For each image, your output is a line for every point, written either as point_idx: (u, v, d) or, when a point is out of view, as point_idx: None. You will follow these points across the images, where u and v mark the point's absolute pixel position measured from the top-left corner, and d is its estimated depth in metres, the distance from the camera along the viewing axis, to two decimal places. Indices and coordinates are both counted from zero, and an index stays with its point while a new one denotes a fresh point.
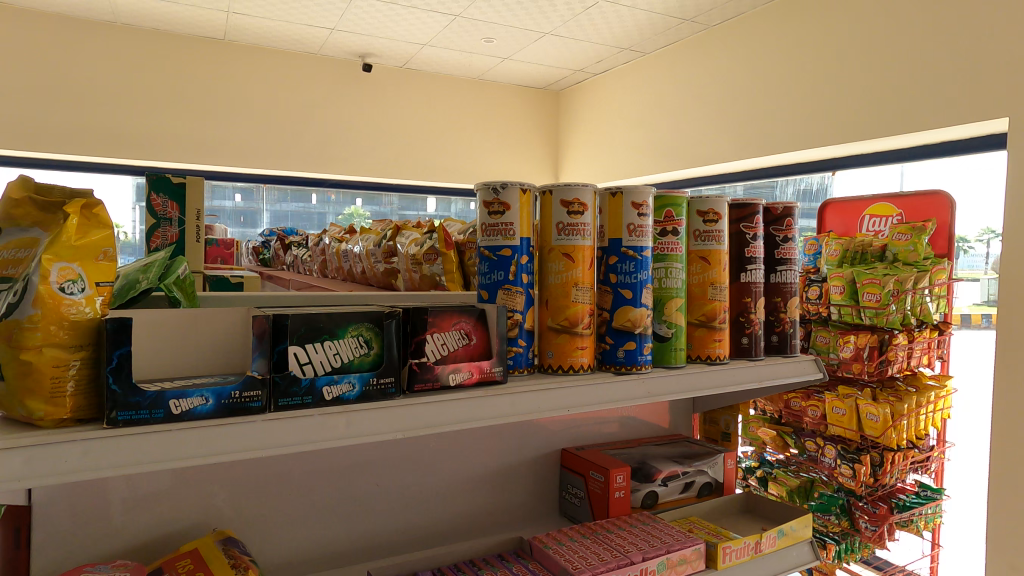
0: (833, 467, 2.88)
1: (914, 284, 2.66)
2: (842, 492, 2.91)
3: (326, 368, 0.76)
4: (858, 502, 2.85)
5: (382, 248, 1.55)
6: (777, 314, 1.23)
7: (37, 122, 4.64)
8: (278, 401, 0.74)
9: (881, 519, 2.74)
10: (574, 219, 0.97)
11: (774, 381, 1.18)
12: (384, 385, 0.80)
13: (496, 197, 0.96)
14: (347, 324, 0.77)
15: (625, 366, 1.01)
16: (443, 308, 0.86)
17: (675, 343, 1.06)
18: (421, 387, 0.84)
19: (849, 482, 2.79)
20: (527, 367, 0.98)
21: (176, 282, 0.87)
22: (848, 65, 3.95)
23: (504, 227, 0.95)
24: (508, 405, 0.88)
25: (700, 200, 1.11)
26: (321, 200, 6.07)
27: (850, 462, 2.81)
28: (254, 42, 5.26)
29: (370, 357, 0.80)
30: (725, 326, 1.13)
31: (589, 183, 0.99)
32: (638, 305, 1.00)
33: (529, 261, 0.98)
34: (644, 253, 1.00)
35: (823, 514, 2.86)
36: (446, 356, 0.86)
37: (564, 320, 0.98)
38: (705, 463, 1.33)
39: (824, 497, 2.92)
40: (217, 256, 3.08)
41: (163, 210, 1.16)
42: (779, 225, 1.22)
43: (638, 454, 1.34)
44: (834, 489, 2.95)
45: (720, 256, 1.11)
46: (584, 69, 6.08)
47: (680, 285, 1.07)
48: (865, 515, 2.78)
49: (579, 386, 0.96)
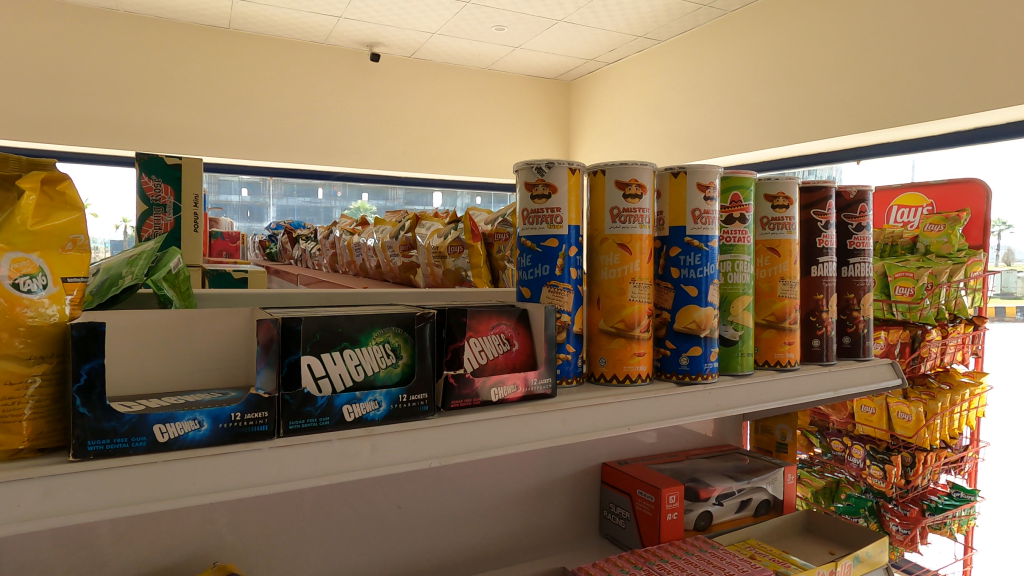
0: (861, 468, 2.69)
1: (950, 277, 2.47)
2: (871, 493, 2.70)
3: (351, 381, 0.63)
4: (887, 504, 2.65)
5: (399, 240, 1.40)
6: (848, 313, 1.08)
7: (38, 113, 4.53)
8: (288, 423, 0.60)
9: (912, 523, 2.55)
10: (631, 203, 0.83)
11: (850, 389, 1.03)
12: (418, 402, 0.67)
13: (541, 178, 0.82)
14: (371, 329, 0.65)
15: (689, 375, 0.87)
16: (482, 309, 0.72)
17: (742, 347, 0.93)
18: (459, 403, 0.70)
19: (879, 484, 2.60)
20: (576, 376, 0.84)
21: (168, 278, 0.74)
22: (874, 49, 3.75)
23: (549, 214, 0.82)
24: (560, 424, 0.75)
25: (769, 183, 0.98)
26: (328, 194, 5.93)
27: (880, 464, 2.61)
28: (258, 30, 5.12)
29: (398, 368, 0.66)
30: (798, 327, 0.98)
31: (648, 162, 0.85)
32: (704, 304, 0.86)
33: (577, 253, 0.84)
34: (711, 243, 0.86)
35: (851, 517, 2.66)
36: (487, 366, 0.73)
37: (619, 322, 0.84)
38: (766, 478, 1.19)
39: (850, 498, 2.73)
40: (223, 249, 2.96)
41: (156, 195, 1.02)
42: (852, 211, 1.07)
43: (687, 469, 1.20)
44: (861, 490, 2.73)
45: (791, 247, 0.97)
46: (597, 58, 5.91)
47: (748, 280, 0.93)
48: (896, 518, 2.59)
49: (638, 400, 0.82)
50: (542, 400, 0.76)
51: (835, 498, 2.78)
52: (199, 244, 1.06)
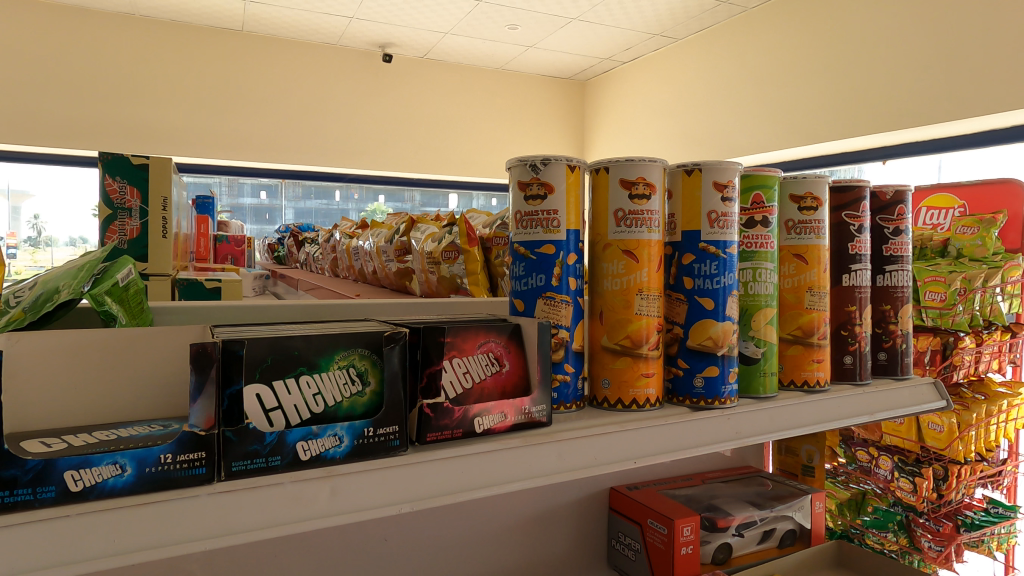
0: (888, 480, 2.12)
1: (985, 281, 2.00)
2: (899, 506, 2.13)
3: (309, 412, 0.55)
4: (918, 518, 2.09)
5: (394, 244, 1.32)
6: (884, 326, 0.97)
7: (56, 117, 4.55)
8: (230, 464, 0.51)
9: (945, 538, 2.01)
10: (638, 205, 0.73)
11: (887, 413, 0.92)
12: (389, 435, 0.57)
13: (535, 176, 0.73)
14: (333, 351, 0.56)
15: (704, 399, 0.77)
16: (468, 326, 0.64)
17: (765, 366, 0.82)
18: (435, 436, 0.60)
19: (907, 497, 2.08)
20: (576, 401, 0.75)
21: (115, 290, 0.66)
22: (901, 44, 3.58)
23: (544, 217, 0.73)
24: (555, 458, 0.65)
25: (796, 182, 0.87)
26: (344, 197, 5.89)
27: (907, 477, 2.10)
28: (271, 32, 5.10)
29: (365, 397, 0.57)
30: (828, 342, 0.88)
31: (658, 158, 0.75)
32: (721, 319, 0.76)
33: (577, 261, 0.75)
34: (729, 250, 0.76)
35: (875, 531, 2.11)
36: (473, 391, 0.63)
37: (624, 339, 0.74)
38: (792, 506, 1.08)
39: (878, 511, 2.17)
40: (228, 253, 2.91)
41: (120, 198, 0.94)
42: (888, 214, 0.97)
43: (704, 495, 1.09)
44: (890, 502, 2.15)
45: (819, 253, 0.87)
46: (613, 56, 5.79)
47: (772, 291, 0.82)
48: (927, 533, 2.03)
49: (646, 428, 0.72)
50: (537, 430, 0.67)
51: (860, 511, 2.22)
52: (171, 251, 0.98)
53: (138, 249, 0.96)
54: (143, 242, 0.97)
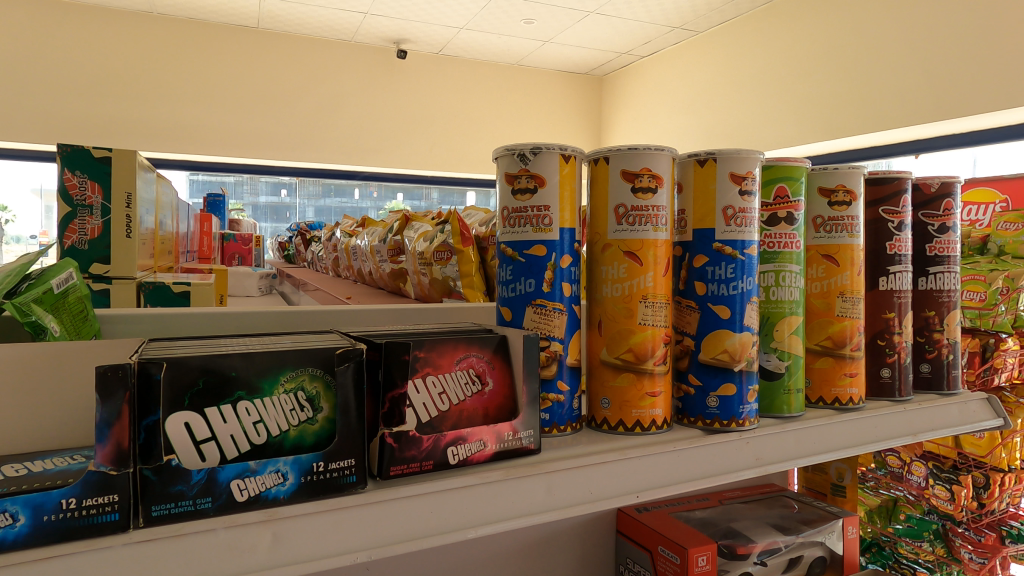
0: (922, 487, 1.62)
1: None
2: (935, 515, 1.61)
3: (249, 443, 0.47)
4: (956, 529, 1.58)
5: (388, 244, 1.24)
6: (927, 334, 0.87)
7: (77, 116, 4.58)
8: (149, 509, 0.43)
9: (991, 552, 1.50)
10: (642, 200, 0.64)
11: (930, 434, 0.81)
12: (344, 470, 0.49)
13: (524, 168, 0.64)
14: (279, 372, 0.48)
15: (719, 421, 0.67)
16: (444, 340, 0.55)
17: (788, 382, 0.73)
18: (398, 470, 0.52)
19: (946, 506, 1.57)
20: (572, 422, 0.66)
21: (47, 297, 0.58)
22: (935, 32, 3.40)
23: (535, 214, 0.64)
24: (544, 493, 0.56)
25: (826, 175, 0.77)
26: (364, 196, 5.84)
27: (946, 484, 1.59)
28: (287, 29, 5.06)
29: (316, 426, 0.49)
30: (862, 354, 0.78)
31: (666, 147, 0.66)
32: (738, 330, 0.66)
33: (572, 264, 0.66)
34: (748, 251, 0.67)
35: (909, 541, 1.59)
36: (450, 414, 0.55)
37: (626, 353, 0.65)
38: (821, 532, 0.98)
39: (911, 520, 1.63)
40: (235, 252, 2.87)
41: (81, 194, 0.88)
42: (932, 209, 0.86)
43: (722, 518, 0.99)
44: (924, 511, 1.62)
45: (853, 253, 0.76)
46: (631, 50, 5.66)
47: (798, 297, 0.73)
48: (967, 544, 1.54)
49: (651, 456, 0.62)
50: (522, 458, 0.58)
51: (892, 518, 1.66)
52: (135, 252, 0.91)
53: (98, 250, 0.89)
54: (104, 244, 0.90)
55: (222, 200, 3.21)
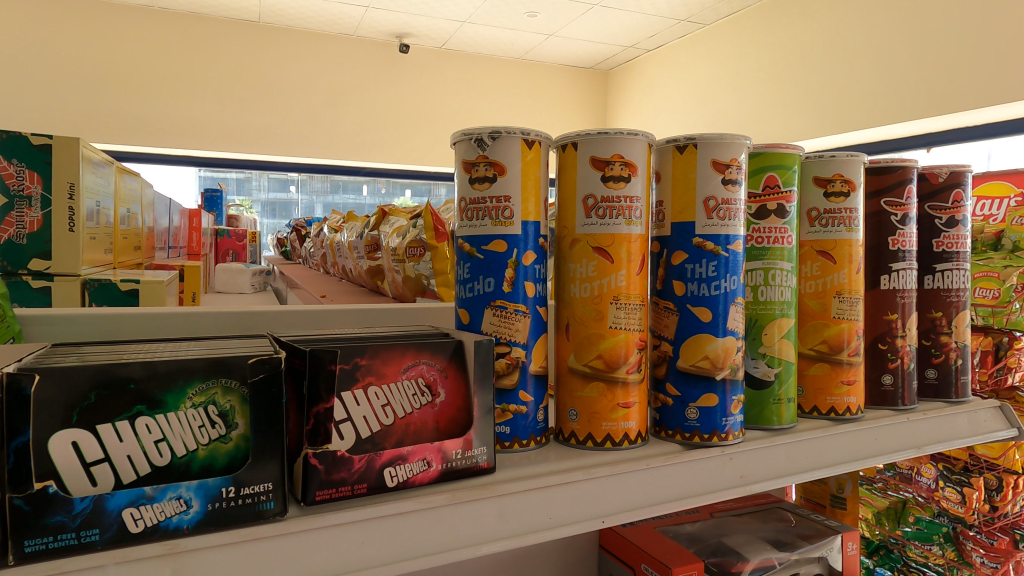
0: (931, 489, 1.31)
1: None
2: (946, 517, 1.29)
3: (148, 465, 0.41)
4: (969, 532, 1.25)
5: (364, 240, 1.18)
6: (934, 337, 0.80)
7: (78, 112, 4.56)
8: (23, 544, 0.38)
9: (1005, 556, 1.19)
10: (613, 190, 0.58)
11: (938, 445, 0.74)
12: (261, 496, 0.44)
13: (482, 155, 0.58)
14: (187, 384, 0.42)
15: (699, 435, 0.60)
16: (386, 347, 0.49)
17: (778, 390, 0.66)
18: (325, 495, 0.46)
19: (956, 510, 1.27)
20: (535, 437, 0.60)
21: None
22: (949, 23, 3.29)
23: (494, 206, 0.58)
24: (496, 518, 0.50)
25: (821, 163, 0.70)
26: (371, 192, 5.80)
27: (957, 486, 1.27)
28: (288, 24, 5.00)
29: (229, 445, 0.43)
30: (861, 360, 0.71)
31: (641, 131, 0.59)
32: (720, 334, 0.60)
33: (536, 261, 0.60)
34: (732, 247, 0.60)
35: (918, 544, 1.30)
36: (394, 429, 0.49)
37: (595, 360, 0.59)
38: (821, 548, 0.90)
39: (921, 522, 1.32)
40: (229, 248, 2.83)
41: (18, 184, 0.83)
42: (939, 201, 0.79)
43: (712, 533, 0.92)
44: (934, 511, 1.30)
45: (851, 249, 0.70)
46: (638, 44, 5.56)
47: (789, 297, 0.66)
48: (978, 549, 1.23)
49: (622, 475, 0.56)
50: (475, 478, 0.52)
51: (901, 520, 1.35)
52: (77, 246, 0.86)
53: (39, 244, 0.85)
54: (46, 237, 0.86)
55: (218, 196, 3.16)
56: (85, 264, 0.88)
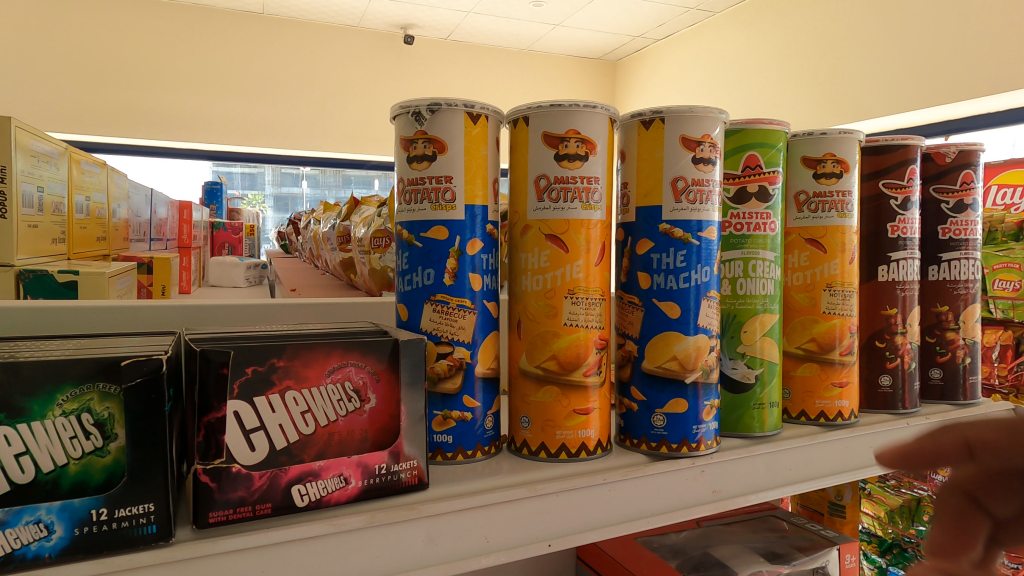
0: None
1: None
2: None
3: (7, 482, 0.35)
4: None
5: (337, 230, 1.13)
6: (939, 334, 0.73)
7: (83, 105, 4.55)
8: None
9: None
10: (567, 170, 0.52)
11: None
12: (140, 519, 0.38)
13: (421, 130, 0.52)
14: (56, 389, 0.37)
15: (667, 445, 0.54)
16: (307, 347, 0.43)
17: (759, 394, 0.60)
18: (221, 517, 0.40)
19: None
20: (482, 447, 0.54)
21: None
22: (970, 6, 3.15)
23: (433, 188, 0.51)
24: (422, 543, 0.44)
25: (811, 141, 0.63)
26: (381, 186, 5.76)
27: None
28: (292, 15, 4.93)
29: (104, 460, 0.38)
30: (855, 359, 0.64)
31: (601, 103, 0.53)
32: (691, 332, 0.54)
33: (485, 252, 0.53)
34: (704, 235, 0.53)
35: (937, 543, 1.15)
36: (314, 440, 0.43)
37: (549, 361, 0.53)
38: (819, 559, 0.81)
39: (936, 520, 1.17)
40: (226, 242, 2.79)
41: None
42: (946, 183, 0.72)
43: (696, 545, 0.85)
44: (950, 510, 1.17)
45: (844, 236, 0.63)
46: (646, 34, 5.46)
47: (773, 290, 0.59)
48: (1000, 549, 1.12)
49: (573, 492, 0.49)
50: (405, 497, 0.46)
51: (914, 518, 1.20)
52: (11, 233, 0.81)
53: None
54: None
55: (218, 188, 3.12)
56: (22, 253, 0.83)
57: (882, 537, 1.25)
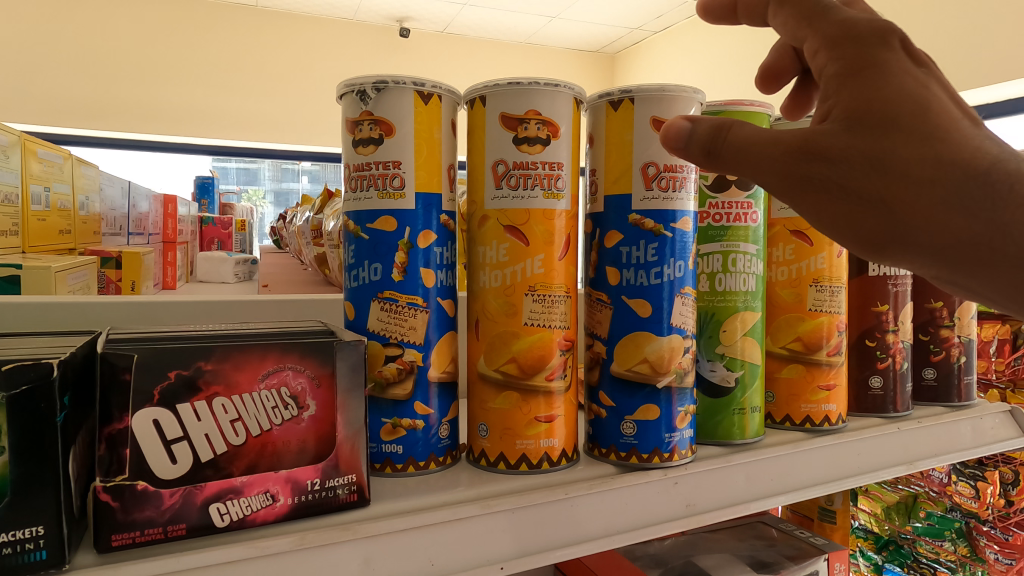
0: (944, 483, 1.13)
1: None
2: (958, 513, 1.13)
3: None
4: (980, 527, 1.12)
5: (310, 225, 1.08)
6: (933, 332, 0.69)
7: (67, 98, 4.31)
8: None
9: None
10: (526, 153, 0.47)
11: (938, 459, 0.63)
12: (28, 544, 0.34)
13: (367, 111, 0.47)
14: None
15: (637, 455, 0.50)
16: (234, 348, 0.39)
17: (740, 397, 0.55)
18: (125, 539, 0.36)
19: (970, 505, 1.10)
20: (436, 458, 0.49)
21: None
22: None
23: (381, 174, 0.47)
24: (359, 566, 0.39)
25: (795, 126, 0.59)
26: None
27: (970, 480, 1.10)
28: (288, 7, 4.70)
29: None
30: (843, 360, 0.60)
31: (565, 82, 0.48)
32: (664, 332, 0.49)
33: (440, 245, 0.49)
34: (678, 226, 0.49)
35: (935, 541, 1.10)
36: (244, 452, 0.39)
37: (508, 364, 0.49)
38: (807, 567, 0.77)
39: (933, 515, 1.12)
40: (213, 237, 2.73)
41: None
42: None
43: (678, 554, 0.82)
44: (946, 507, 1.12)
45: None
46: (644, 26, 5.39)
47: (755, 286, 0.55)
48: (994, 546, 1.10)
49: (531, 507, 0.45)
50: (341, 516, 0.42)
51: (911, 515, 1.14)
52: None
53: None
54: None
55: (211, 182, 3.07)
56: None
57: (878, 533, 1.17)
